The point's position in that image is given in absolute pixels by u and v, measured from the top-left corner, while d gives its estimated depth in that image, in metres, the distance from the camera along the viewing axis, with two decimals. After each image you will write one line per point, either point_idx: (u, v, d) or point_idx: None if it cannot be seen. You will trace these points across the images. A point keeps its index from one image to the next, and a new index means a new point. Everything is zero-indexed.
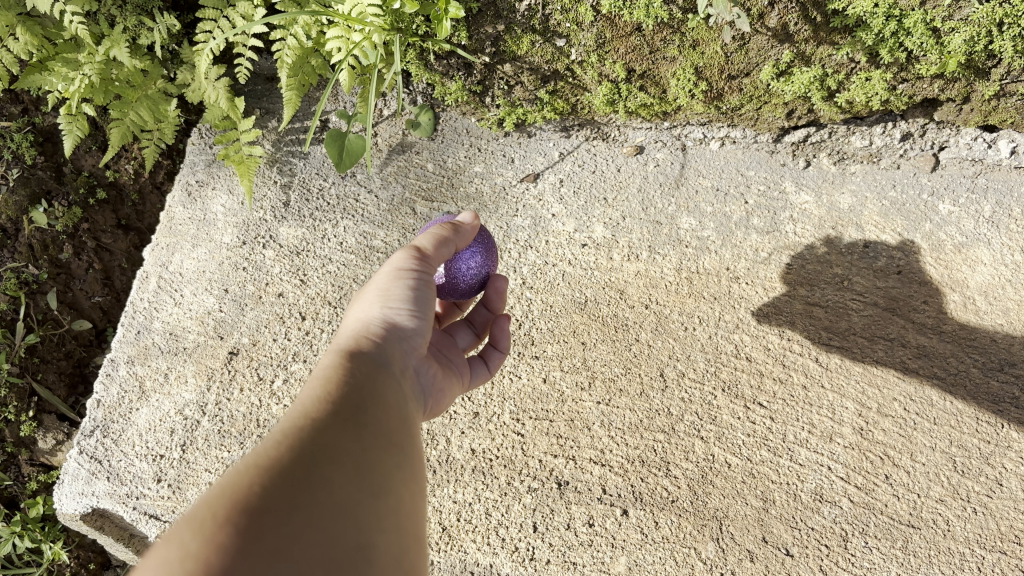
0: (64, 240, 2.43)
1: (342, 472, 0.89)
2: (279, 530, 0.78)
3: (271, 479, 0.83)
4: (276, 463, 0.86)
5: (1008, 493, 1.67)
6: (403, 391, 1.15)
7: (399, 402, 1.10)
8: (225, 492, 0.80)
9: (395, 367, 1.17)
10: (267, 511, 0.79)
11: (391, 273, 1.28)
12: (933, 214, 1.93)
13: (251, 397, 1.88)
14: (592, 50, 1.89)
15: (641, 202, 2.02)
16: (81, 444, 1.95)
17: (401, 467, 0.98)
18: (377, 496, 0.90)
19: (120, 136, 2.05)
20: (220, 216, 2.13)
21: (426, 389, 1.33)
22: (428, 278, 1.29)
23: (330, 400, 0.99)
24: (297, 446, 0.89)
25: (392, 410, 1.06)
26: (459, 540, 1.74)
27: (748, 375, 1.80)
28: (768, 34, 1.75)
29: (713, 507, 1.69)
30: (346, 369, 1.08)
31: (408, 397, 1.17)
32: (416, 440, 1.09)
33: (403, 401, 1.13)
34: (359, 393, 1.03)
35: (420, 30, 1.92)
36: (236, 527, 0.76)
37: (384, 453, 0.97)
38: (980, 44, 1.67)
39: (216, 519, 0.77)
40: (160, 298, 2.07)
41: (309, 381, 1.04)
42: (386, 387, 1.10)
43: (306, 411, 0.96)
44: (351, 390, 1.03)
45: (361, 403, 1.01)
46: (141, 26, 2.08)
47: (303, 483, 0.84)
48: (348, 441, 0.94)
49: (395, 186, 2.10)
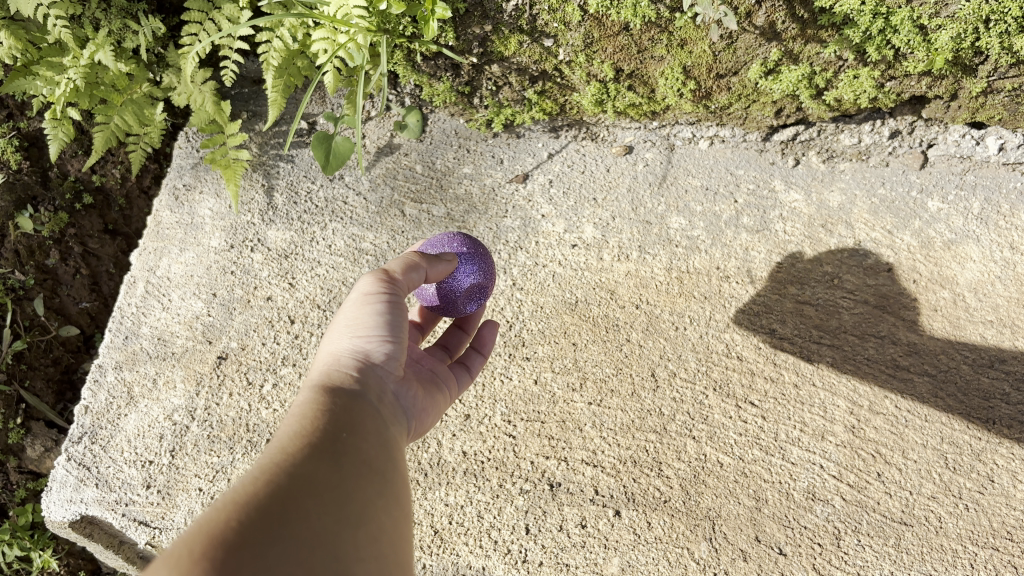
0: (50, 245, 2.41)
1: (322, 504, 0.89)
2: (258, 567, 0.78)
3: (248, 514, 0.83)
4: (252, 497, 0.85)
5: (999, 489, 1.67)
6: (383, 418, 1.15)
7: (379, 432, 1.10)
8: (202, 531, 0.80)
9: (372, 397, 1.17)
10: (244, 545, 0.80)
11: (358, 299, 1.27)
12: (922, 211, 1.93)
13: (240, 401, 1.87)
14: (580, 50, 1.88)
15: (631, 201, 2.01)
16: (69, 451, 1.93)
17: (382, 495, 0.98)
18: (359, 525, 0.91)
19: (103, 141, 2.06)
20: (208, 220, 2.11)
21: (411, 412, 1.32)
22: (397, 300, 1.28)
23: (308, 432, 0.99)
24: (274, 479, 0.89)
25: (371, 438, 1.06)
26: (451, 543, 1.73)
27: (739, 374, 1.80)
28: (756, 33, 1.75)
29: (706, 507, 1.69)
30: (323, 401, 1.07)
31: (388, 424, 1.16)
32: (399, 465, 1.09)
33: (383, 428, 1.13)
34: (335, 423, 1.03)
35: (407, 31, 1.89)
36: (212, 563, 0.76)
37: (365, 481, 0.97)
38: (966, 42, 1.67)
39: (192, 554, 0.77)
40: (148, 304, 2.05)
41: (286, 416, 1.04)
42: (364, 415, 1.10)
43: (283, 444, 0.96)
44: (328, 420, 1.03)
45: (339, 433, 1.01)
46: (126, 29, 2.07)
47: (282, 516, 0.84)
48: (326, 472, 0.94)
49: (384, 188, 2.09)
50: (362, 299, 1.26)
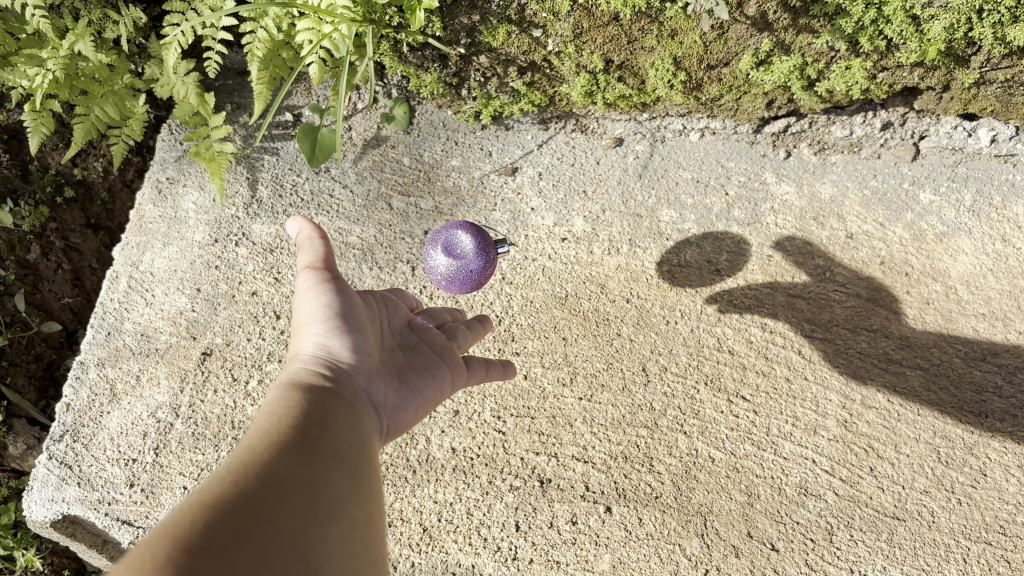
0: (31, 240, 2.37)
1: (290, 502, 0.87)
2: (224, 564, 0.76)
3: (213, 514, 0.81)
4: (217, 498, 0.84)
5: (992, 483, 1.67)
6: (357, 412, 1.12)
7: (348, 428, 1.07)
8: (165, 532, 0.78)
9: (343, 391, 1.13)
10: (209, 544, 0.78)
11: (305, 297, 1.27)
12: (914, 203, 1.92)
13: (225, 398, 1.84)
14: (569, 41, 1.85)
15: (621, 194, 1.99)
16: (50, 449, 1.88)
17: (355, 492, 0.96)
18: (330, 523, 0.88)
19: (84, 132, 1.98)
20: (192, 213, 2.07)
21: (393, 405, 1.26)
22: (337, 287, 1.28)
23: (277, 432, 0.97)
24: (240, 480, 0.87)
25: (344, 434, 1.04)
26: (440, 540, 1.70)
27: (730, 368, 1.78)
28: (747, 23, 1.72)
29: (697, 502, 1.68)
30: (293, 401, 1.05)
31: (364, 418, 1.13)
32: (375, 463, 1.06)
33: (358, 423, 1.10)
34: (306, 421, 1.01)
35: (393, 21, 1.87)
36: (177, 563, 0.74)
37: (336, 475, 0.95)
38: (960, 32, 1.65)
39: (155, 555, 0.75)
40: (131, 299, 2.00)
41: (257, 418, 1.02)
42: (336, 410, 1.07)
43: (252, 446, 0.95)
44: (299, 420, 1.01)
45: (309, 431, 0.99)
46: (106, 19, 2.06)
47: (248, 516, 0.82)
48: (297, 471, 0.91)
49: (371, 180, 2.06)
50: (305, 296, 1.27)
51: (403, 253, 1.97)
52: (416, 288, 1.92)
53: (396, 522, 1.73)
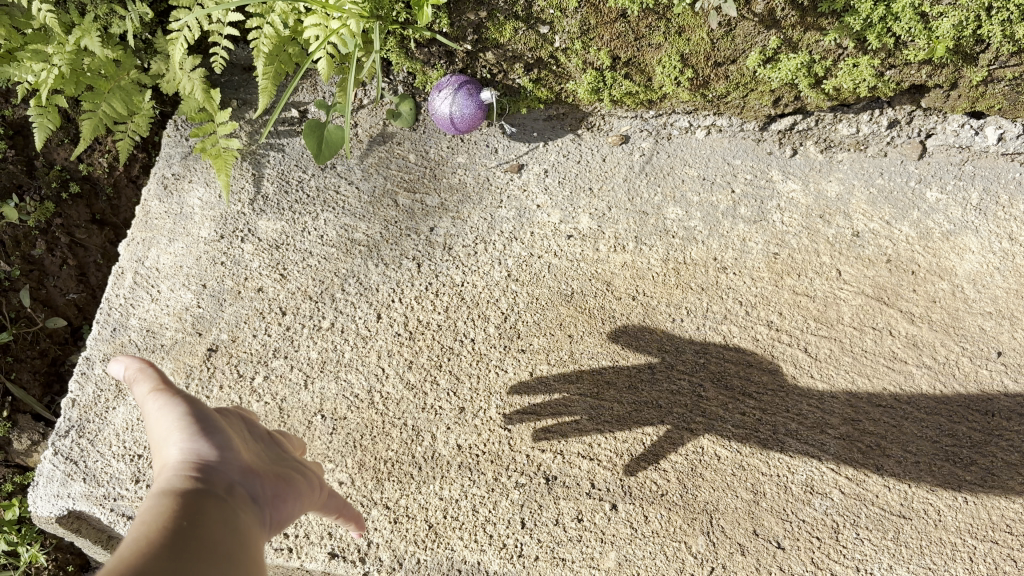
0: (37, 236, 2.37)
1: None
2: None
3: None
4: None
5: (998, 482, 1.66)
6: (239, 511, 0.96)
7: (227, 538, 0.90)
8: None
9: (221, 488, 0.97)
10: None
11: (155, 412, 1.04)
12: (921, 201, 1.93)
13: (232, 394, 1.84)
14: (576, 37, 1.85)
15: (627, 191, 1.99)
16: (55, 445, 1.85)
17: None
18: None
19: (91, 127, 1.99)
20: (197, 209, 2.06)
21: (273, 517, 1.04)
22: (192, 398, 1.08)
23: (146, 542, 0.83)
24: None
25: (227, 535, 0.90)
26: (446, 537, 1.67)
27: (737, 366, 1.78)
28: (755, 20, 1.72)
29: (703, 500, 1.67)
30: (165, 505, 0.90)
31: (249, 518, 0.97)
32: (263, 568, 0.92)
33: (243, 524, 0.95)
34: (180, 527, 0.87)
35: (401, 17, 1.88)
36: None
37: None
38: (968, 29, 1.65)
39: None
40: (137, 295, 1.99)
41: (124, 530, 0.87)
42: (215, 512, 0.93)
43: (117, 560, 0.80)
44: (173, 525, 0.87)
45: (184, 534, 0.86)
46: (112, 14, 2.04)
47: None
48: None
49: (376, 177, 2.05)
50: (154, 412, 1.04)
51: (409, 250, 1.97)
52: (422, 284, 1.92)
53: (402, 518, 1.69)
